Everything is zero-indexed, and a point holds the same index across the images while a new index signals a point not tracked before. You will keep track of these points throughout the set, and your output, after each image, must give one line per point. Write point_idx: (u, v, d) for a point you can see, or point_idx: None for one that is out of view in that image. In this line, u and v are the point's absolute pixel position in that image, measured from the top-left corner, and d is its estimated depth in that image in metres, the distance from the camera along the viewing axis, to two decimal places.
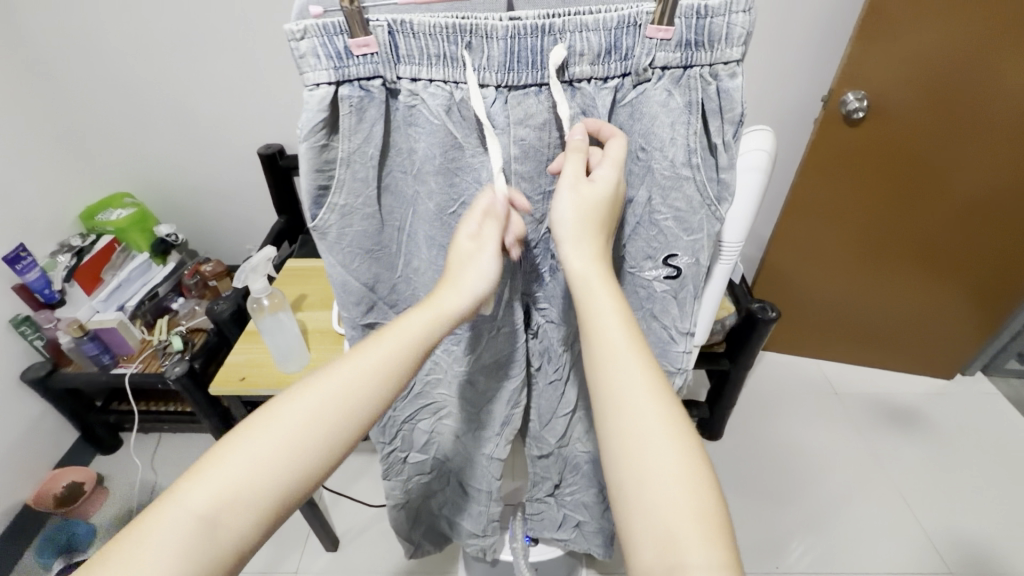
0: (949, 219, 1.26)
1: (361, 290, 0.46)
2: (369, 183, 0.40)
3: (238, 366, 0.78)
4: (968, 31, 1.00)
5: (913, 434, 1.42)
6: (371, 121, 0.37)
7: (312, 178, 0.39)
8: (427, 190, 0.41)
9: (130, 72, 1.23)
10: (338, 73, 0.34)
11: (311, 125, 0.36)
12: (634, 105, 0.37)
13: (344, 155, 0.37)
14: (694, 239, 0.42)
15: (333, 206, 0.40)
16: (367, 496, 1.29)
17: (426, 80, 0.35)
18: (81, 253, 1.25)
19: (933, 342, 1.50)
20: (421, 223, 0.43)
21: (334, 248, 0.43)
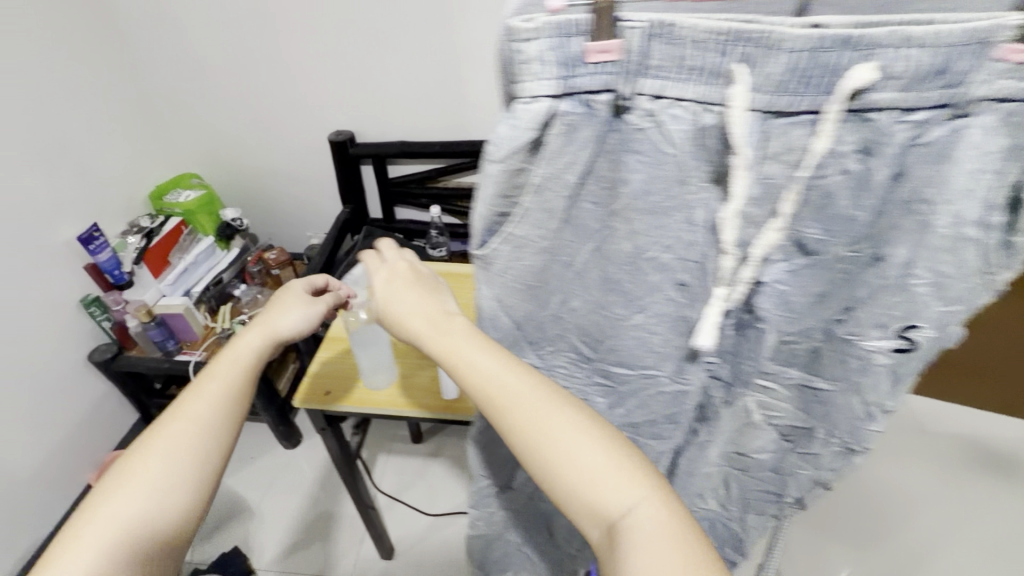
0: None
1: (511, 327, 0.41)
2: (555, 215, 0.32)
3: (322, 378, 0.73)
4: None
5: None
6: (582, 143, 0.29)
7: (492, 205, 0.32)
8: (628, 231, 0.33)
9: (207, 50, 1.20)
10: (564, 84, 0.27)
11: (516, 145, 0.29)
12: (939, 146, 0.29)
13: (541, 180, 0.30)
14: (949, 310, 0.32)
15: (508, 238, 0.33)
16: (422, 503, 1.25)
17: (671, 99, 0.28)
18: (151, 235, 1.23)
19: None
20: (601, 264, 0.35)
21: (494, 283, 0.36)
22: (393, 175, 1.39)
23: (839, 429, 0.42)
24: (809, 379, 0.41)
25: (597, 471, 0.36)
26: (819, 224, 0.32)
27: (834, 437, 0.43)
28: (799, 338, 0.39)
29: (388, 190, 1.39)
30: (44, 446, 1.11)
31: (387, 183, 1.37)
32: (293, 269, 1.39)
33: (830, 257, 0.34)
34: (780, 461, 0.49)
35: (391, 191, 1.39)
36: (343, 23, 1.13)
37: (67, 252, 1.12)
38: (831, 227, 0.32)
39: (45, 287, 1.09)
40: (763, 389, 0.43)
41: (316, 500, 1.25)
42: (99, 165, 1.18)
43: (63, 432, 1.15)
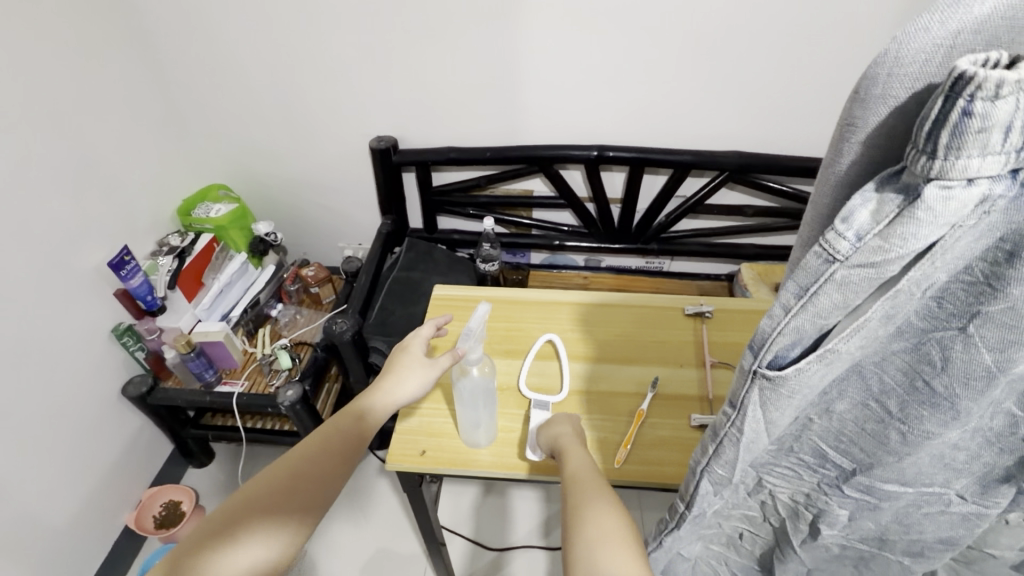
0: None
1: (756, 444, 0.31)
2: (892, 319, 0.24)
3: (415, 435, 0.64)
4: None
5: None
6: (984, 235, 0.20)
7: (818, 313, 0.23)
8: (994, 338, 0.24)
9: (237, 53, 1.08)
10: (1016, 158, 0.18)
11: (900, 246, 0.20)
12: None
13: (906, 284, 0.21)
14: None
15: (821, 353, 0.24)
16: (482, 536, 1.17)
17: None
18: (183, 255, 1.13)
19: None
20: (919, 368, 0.27)
21: (770, 400, 0.27)
22: (436, 184, 1.28)
23: None
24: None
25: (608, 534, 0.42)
26: None
27: None
28: None
29: (431, 199, 1.29)
30: (80, 490, 1.02)
31: (430, 193, 1.27)
32: (332, 285, 1.30)
33: None
34: None
35: (434, 201, 1.29)
36: (388, 14, 1.00)
37: (94, 279, 1.02)
38: None
39: (73, 319, 0.99)
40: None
41: (369, 535, 1.17)
42: (123, 182, 1.07)
43: (98, 473, 1.06)
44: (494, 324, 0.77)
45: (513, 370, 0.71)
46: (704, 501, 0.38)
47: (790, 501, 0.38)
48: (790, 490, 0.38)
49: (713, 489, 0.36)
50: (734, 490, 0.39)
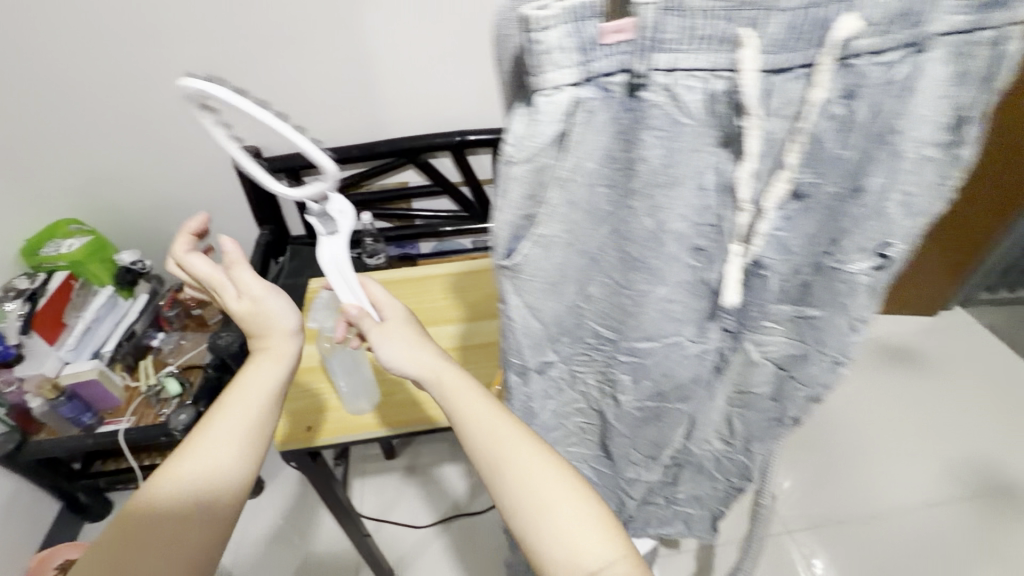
0: None
1: (541, 329, 0.40)
2: (576, 205, 0.33)
3: (301, 417, 0.68)
4: None
5: (915, 370, 1.51)
6: (600, 128, 0.29)
7: (519, 208, 0.31)
8: (648, 205, 0.33)
9: (62, 75, 1.02)
10: (583, 70, 0.27)
11: (537, 142, 0.28)
12: (906, 82, 0.31)
13: (565, 174, 0.30)
14: (913, 221, 0.38)
15: (537, 238, 0.33)
16: (411, 517, 1.21)
17: (684, 70, 0.28)
18: (35, 298, 1.05)
19: (921, 285, 1.59)
20: (623, 242, 0.36)
21: (521, 288, 0.36)
22: None
23: (831, 349, 0.46)
24: (801, 310, 0.45)
25: (601, 539, 0.39)
26: (811, 169, 0.34)
27: (819, 352, 0.47)
28: (790, 277, 0.42)
29: (308, 204, 1.29)
30: None
31: (305, 198, 1.28)
32: (217, 306, 1.24)
33: (820, 196, 0.36)
34: (777, 389, 0.53)
35: (311, 206, 1.29)
36: (225, 23, 1.00)
37: None
38: (823, 171, 0.34)
39: None
40: (764, 331, 0.46)
41: (297, 543, 1.17)
42: None
43: None
44: None
45: None
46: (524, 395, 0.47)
47: (594, 380, 0.48)
48: (590, 369, 0.47)
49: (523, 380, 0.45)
50: (550, 385, 0.48)
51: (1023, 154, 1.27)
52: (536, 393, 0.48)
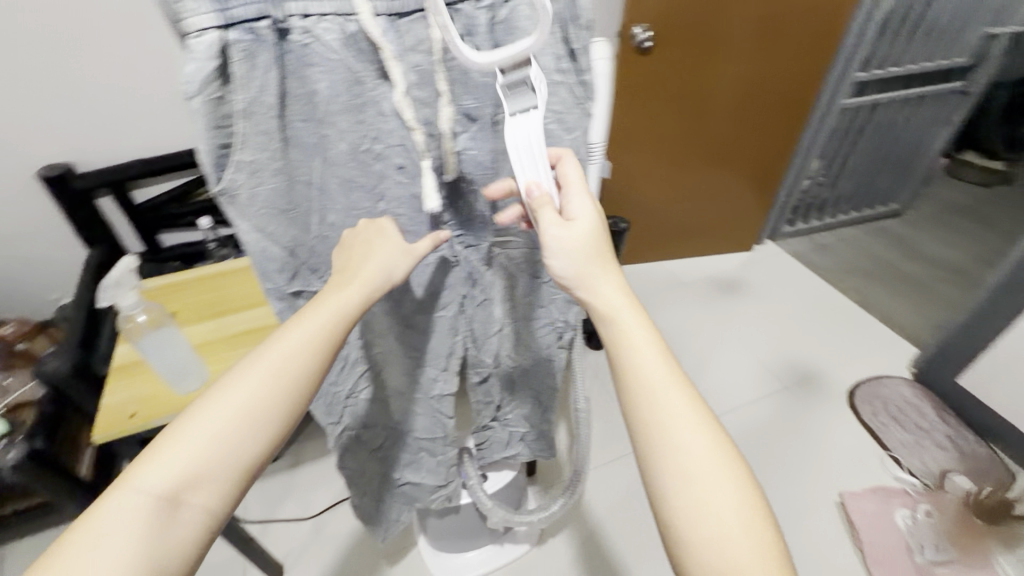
0: (731, 118, 1.57)
1: (282, 255, 0.49)
2: (272, 136, 0.42)
3: (123, 404, 0.68)
4: None
5: (738, 297, 1.80)
6: (264, 67, 0.38)
7: (209, 137, 0.40)
8: (336, 132, 0.44)
9: None
10: (223, 16, 0.35)
11: (202, 76, 0.36)
12: (508, 22, 0.41)
13: (245, 106, 0.39)
14: (573, 136, 0.50)
15: (241, 164, 0.42)
16: (299, 510, 1.22)
17: (317, 17, 0.39)
18: None
19: (735, 224, 1.89)
20: (333, 168, 0.47)
21: (247, 211, 0.45)
22: (142, 202, 1.25)
23: None
24: (525, 221, 0.57)
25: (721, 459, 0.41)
26: (470, 95, 0.45)
27: None
28: (503, 195, 0.55)
29: (143, 219, 1.24)
30: None
31: (138, 213, 1.23)
32: (48, 335, 1.21)
33: (487, 118, 0.47)
34: (535, 294, 0.65)
35: (147, 220, 1.24)
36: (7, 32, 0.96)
37: None
38: (478, 96, 0.45)
39: None
40: (500, 239, 0.58)
41: None
42: None
43: None
44: (194, 299, 0.85)
45: (216, 326, 0.80)
46: None
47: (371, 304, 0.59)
48: None
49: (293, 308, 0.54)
50: None
51: (781, 103, 1.57)
52: None
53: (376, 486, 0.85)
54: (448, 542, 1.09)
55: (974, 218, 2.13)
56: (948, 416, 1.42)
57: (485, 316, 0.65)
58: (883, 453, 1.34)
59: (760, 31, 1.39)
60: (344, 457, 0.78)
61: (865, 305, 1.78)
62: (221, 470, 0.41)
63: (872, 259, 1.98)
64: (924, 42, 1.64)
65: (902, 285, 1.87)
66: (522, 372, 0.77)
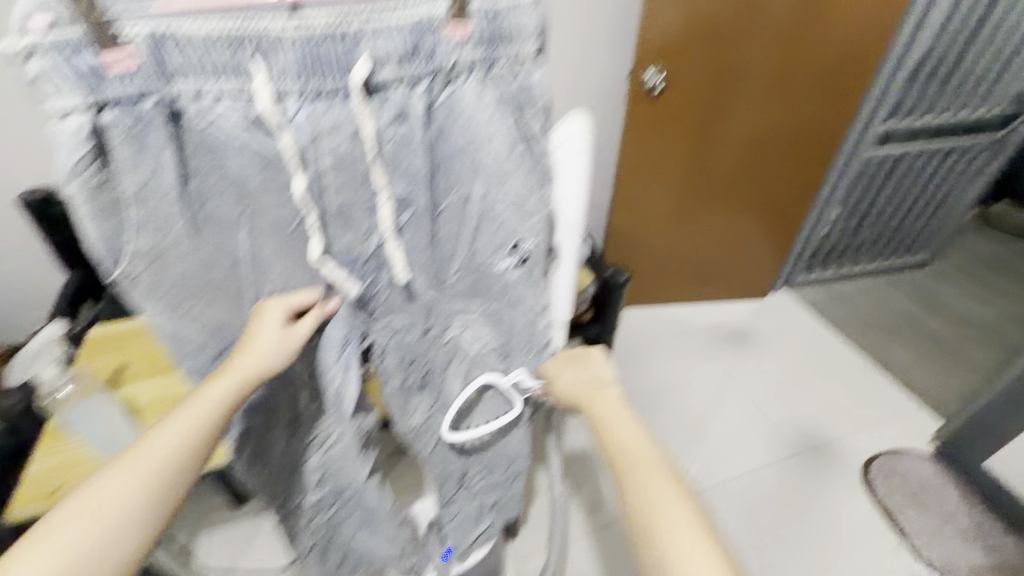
0: (749, 162, 1.50)
1: (199, 335, 0.48)
2: (174, 220, 0.40)
3: (50, 478, 0.68)
4: (720, 42, 1.24)
5: (747, 349, 1.70)
6: (155, 148, 0.37)
7: (97, 225, 0.39)
8: (267, 206, 0.43)
9: None
10: (94, 96, 0.34)
11: (75, 162, 0.35)
12: (448, 104, 0.42)
13: (133, 192, 0.38)
14: (531, 223, 0.48)
15: (137, 254, 0.41)
16: (261, 563, 1.15)
17: (214, 97, 0.37)
18: None
19: (752, 270, 1.80)
20: (263, 237, 0.45)
21: (151, 296, 0.43)
22: None
23: (523, 339, 0.58)
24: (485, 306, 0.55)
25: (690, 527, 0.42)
26: (400, 181, 0.44)
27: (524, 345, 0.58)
28: (457, 277, 0.52)
29: None
30: None
31: None
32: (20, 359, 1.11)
33: (423, 204, 0.45)
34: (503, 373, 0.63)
35: None
36: None
37: None
38: (408, 181, 0.44)
39: None
40: (463, 321, 0.56)
41: None
42: None
43: None
44: (145, 351, 0.82)
45: (161, 386, 0.77)
46: None
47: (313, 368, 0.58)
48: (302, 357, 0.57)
49: None
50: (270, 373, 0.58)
51: (802, 150, 1.50)
52: None
53: (323, 543, 0.77)
54: None
55: (1007, 274, 2.00)
56: (974, 500, 1.29)
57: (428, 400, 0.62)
58: (899, 537, 1.23)
59: (777, 78, 1.33)
60: (287, 519, 0.72)
61: (885, 365, 1.67)
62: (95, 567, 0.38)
63: (894, 313, 1.87)
64: (960, 91, 1.55)
65: (925, 344, 1.75)
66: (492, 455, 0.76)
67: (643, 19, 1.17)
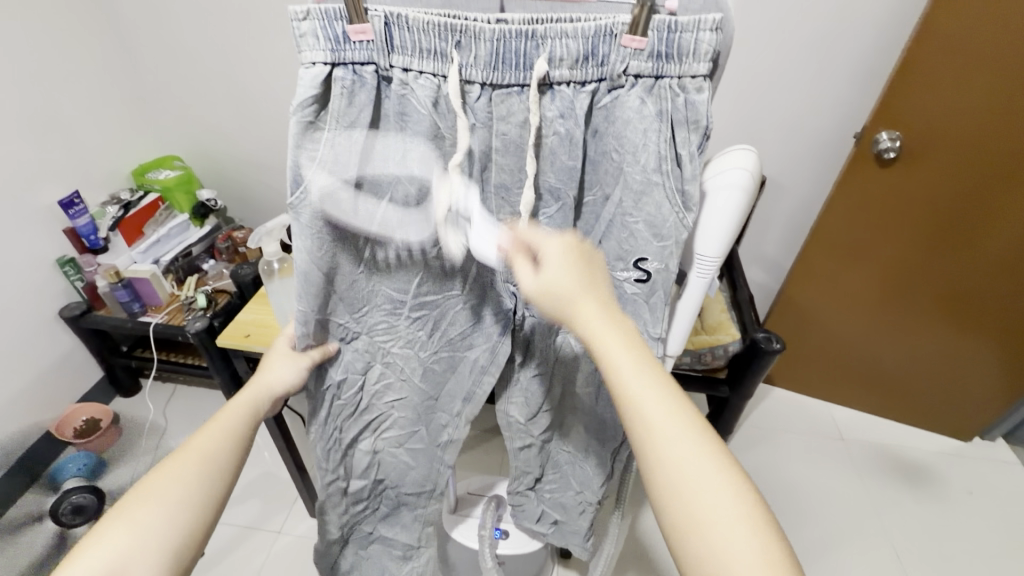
0: (1013, 277, 1.18)
1: (349, 271, 0.59)
2: (350, 166, 0.50)
3: (245, 324, 0.88)
4: (998, 123, 1.01)
5: (916, 490, 1.37)
6: (359, 104, 0.48)
7: (297, 156, 0.49)
8: (410, 176, 0.52)
9: (190, 37, 1.23)
10: (332, 55, 0.46)
11: (303, 100, 0.47)
12: (607, 108, 0.50)
13: (331, 136, 0.48)
14: (663, 245, 0.53)
15: (312, 187, 0.50)
16: None
17: (416, 72, 0.47)
18: (128, 207, 1.29)
19: (961, 403, 1.44)
20: (397, 209, 0.54)
21: (305, 229, 0.52)
22: None
23: None
24: None
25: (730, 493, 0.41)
26: (555, 174, 0.52)
27: None
28: None
29: None
30: (22, 388, 1.21)
31: None
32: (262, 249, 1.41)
33: (569, 198, 0.54)
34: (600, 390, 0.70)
35: None
36: None
37: (47, 215, 1.20)
38: (562, 176, 0.52)
39: (29, 244, 1.18)
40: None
41: (263, 459, 1.35)
42: (99, 139, 1.28)
43: (37, 378, 1.24)
44: None
45: None
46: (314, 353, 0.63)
47: (397, 345, 0.66)
48: (390, 337, 0.65)
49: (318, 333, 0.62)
50: (357, 355, 0.66)
51: None
52: (339, 361, 0.66)
53: (342, 541, 0.84)
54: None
55: None
56: None
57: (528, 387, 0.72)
58: None
59: None
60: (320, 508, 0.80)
61: None
62: (157, 549, 0.45)
63: None
64: None
65: None
66: (571, 468, 0.82)
67: (899, 71, 1.03)
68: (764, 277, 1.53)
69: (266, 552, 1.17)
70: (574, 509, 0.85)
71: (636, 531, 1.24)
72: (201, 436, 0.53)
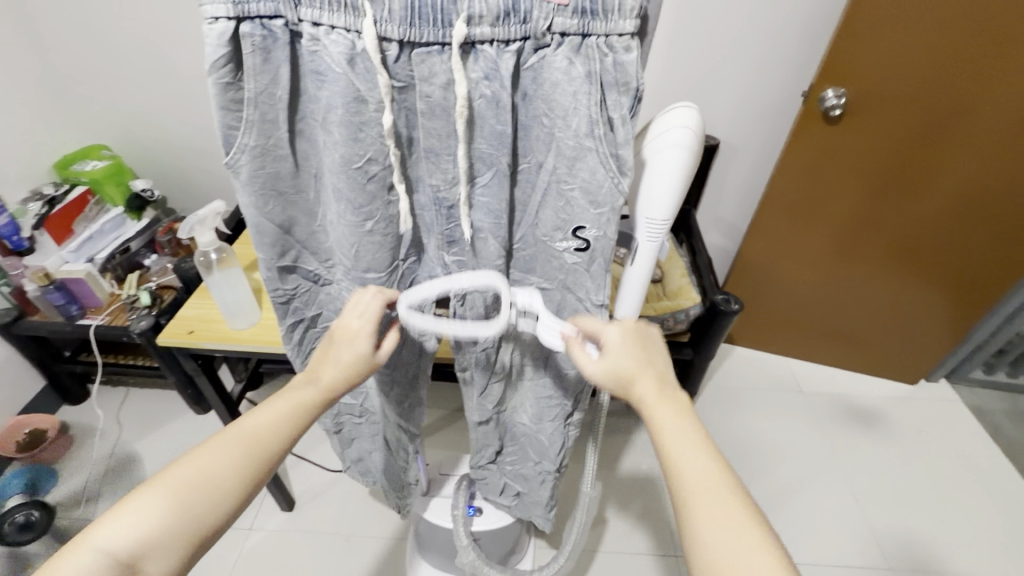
0: (947, 224, 1.24)
1: (273, 231, 0.57)
2: (279, 124, 0.49)
3: (189, 320, 0.84)
4: (931, 75, 1.04)
5: (869, 433, 1.45)
6: (275, 61, 0.45)
7: (223, 117, 0.47)
8: (334, 141, 0.49)
9: (103, 13, 1.12)
10: (237, 9, 0.42)
11: (215, 62, 0.43)
12: (534, 69, 0.47)
13: (253, 95, 0.46)
14: (599, 213, 0.52)
15: (245, 147, 0.49)
16: (326, 461, 1.30)
17: (328, 27, 0.43)
18: (54, 203, 1.20)
19: (905, 347, 1.51)
20: (330, 174, 0.52)
21: (248, 186, 0.52)
22: None
23: None
24: (543, 283, 0.63)
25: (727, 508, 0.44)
26: (485, 141, 0.50)
27: None
28: (522, 245, 0.61)
29: None
30: None
31: None
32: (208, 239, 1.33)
33: (503, 164, 0.52)
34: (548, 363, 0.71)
35: None
36: None
37: None
38: (492, 142, 0.50)
39: None
40: None
41: None
42: None
43: None
44: None
45: None
46: (285, 295, 0.65)
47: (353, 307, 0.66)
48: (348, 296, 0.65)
49: (280, 280, 0.63)
50: (327, 297, 0.68)
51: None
52: (306, 299, 0.67)
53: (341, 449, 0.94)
54: (436, 562, 1.04)
55: None
56: None
57: (477, 367, 0.71)
58: None
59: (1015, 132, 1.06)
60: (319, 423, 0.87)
61: None
62: (183, 528, 0.46)
63: None
64: None
65: None
66: (527, 439, 0.85)
67: (845, 23, 1.03)
68: (722, 239, 1.55)
69: (239, 550, 1.15)
70: (533, 473, 0.89)
71: (612, 494, 1.27)
72: (251, 419, 0.52)
